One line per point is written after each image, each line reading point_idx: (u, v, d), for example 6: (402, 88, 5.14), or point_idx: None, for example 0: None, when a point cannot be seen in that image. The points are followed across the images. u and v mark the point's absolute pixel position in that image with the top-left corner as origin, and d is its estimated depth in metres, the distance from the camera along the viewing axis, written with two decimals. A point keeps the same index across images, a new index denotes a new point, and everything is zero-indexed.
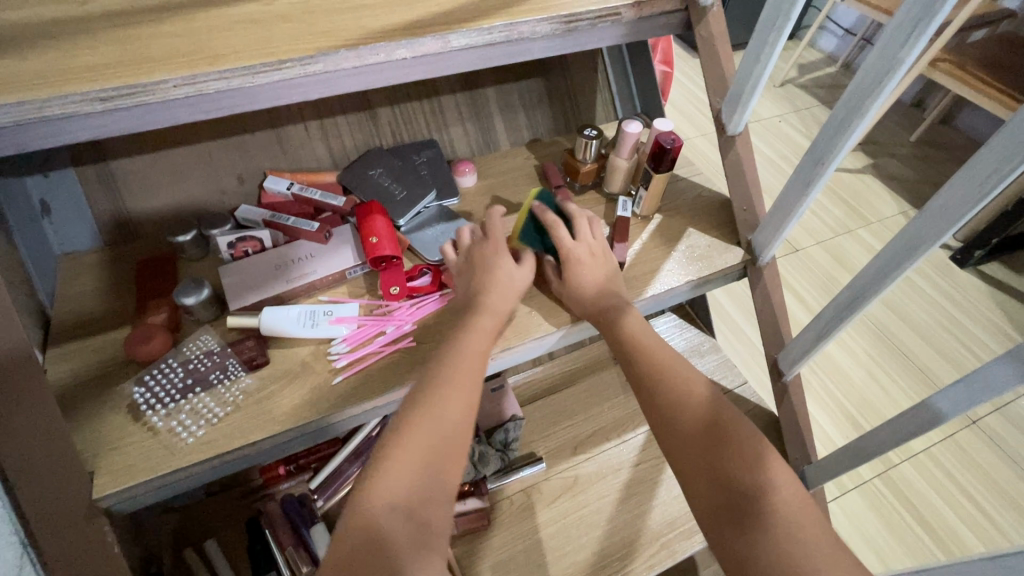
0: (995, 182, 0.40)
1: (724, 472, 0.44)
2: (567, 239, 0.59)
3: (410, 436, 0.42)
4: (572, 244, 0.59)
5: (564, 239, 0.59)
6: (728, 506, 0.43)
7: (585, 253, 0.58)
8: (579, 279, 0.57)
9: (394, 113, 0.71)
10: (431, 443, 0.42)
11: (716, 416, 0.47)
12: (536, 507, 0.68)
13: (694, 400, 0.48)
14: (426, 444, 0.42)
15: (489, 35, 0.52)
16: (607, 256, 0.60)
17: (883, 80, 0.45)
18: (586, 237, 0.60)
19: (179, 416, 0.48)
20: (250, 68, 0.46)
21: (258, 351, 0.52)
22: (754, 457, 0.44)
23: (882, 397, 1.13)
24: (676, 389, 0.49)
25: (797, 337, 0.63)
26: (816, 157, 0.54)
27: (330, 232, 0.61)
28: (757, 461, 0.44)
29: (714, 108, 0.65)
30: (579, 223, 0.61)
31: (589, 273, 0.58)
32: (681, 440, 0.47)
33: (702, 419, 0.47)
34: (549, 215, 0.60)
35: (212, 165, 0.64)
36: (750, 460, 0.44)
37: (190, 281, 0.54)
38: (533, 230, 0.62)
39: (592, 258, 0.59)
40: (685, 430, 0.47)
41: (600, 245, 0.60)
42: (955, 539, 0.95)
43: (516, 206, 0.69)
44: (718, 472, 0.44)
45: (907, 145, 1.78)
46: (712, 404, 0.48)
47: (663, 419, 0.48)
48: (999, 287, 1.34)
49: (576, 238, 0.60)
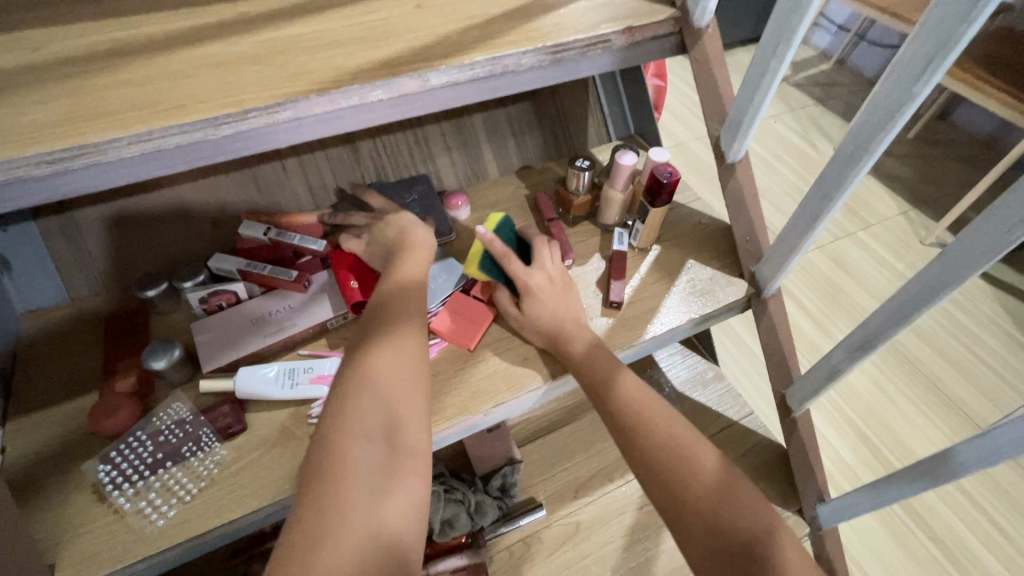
0: (1021, 231, 0.38)
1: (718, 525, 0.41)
2: (521, 269, 0.58)
3: (378, 372, 0.41)
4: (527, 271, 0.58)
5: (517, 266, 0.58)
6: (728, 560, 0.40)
7: (544, 282, 0.57)
8: (538, 308, 0.55)
9: (376, 146, 0.68)
10: (402, 380, 0.41)
11: (701, 466, 0.44)
12: (537, 557, 0.65)
13: (680, 448, 0.45)
14: (394, 377, 0.41)
15: (471, 71, 0.49)
16: (568, 283, 0.58)
17: (895, 115, 0.42)
18: (545, 263, 0.59)
19: (148, 496, 0.45)
20: (213, 120, 0.42)
21: (234, 419, 0.49)
22: (735, 503, 0.42)
23: (892, 409, 1.10)
24: (665, 437, 0.46)
25: (808, 374, 0.60)
26: (823, 193, 0.51)
27: (310, 280, 0.58)
28: (743, 511, 0.42)
29: (712, 133, 0.62)
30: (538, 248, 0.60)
31: (546, 301, 0.56)
32: (676, 491, 0.43)
33: (698, 475, 0.44)
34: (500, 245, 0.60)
35: (185, 210, 0.61)
36: (741, 514, 0.42)
37: (160, 342, 0.51)
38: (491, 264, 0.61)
39: (551, 286, 0.57)
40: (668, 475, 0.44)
41: (561, 270, 0.59)
42: (976, 562, 0.90)
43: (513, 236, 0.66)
44: (712, 525, 0.41)
45: (905, 143, 1.75)
46: (705, 455, 0.45)
47: (649, 471, 0.45)
48: (1006, 289, 1.31)
49: (535, 264, 0.59)
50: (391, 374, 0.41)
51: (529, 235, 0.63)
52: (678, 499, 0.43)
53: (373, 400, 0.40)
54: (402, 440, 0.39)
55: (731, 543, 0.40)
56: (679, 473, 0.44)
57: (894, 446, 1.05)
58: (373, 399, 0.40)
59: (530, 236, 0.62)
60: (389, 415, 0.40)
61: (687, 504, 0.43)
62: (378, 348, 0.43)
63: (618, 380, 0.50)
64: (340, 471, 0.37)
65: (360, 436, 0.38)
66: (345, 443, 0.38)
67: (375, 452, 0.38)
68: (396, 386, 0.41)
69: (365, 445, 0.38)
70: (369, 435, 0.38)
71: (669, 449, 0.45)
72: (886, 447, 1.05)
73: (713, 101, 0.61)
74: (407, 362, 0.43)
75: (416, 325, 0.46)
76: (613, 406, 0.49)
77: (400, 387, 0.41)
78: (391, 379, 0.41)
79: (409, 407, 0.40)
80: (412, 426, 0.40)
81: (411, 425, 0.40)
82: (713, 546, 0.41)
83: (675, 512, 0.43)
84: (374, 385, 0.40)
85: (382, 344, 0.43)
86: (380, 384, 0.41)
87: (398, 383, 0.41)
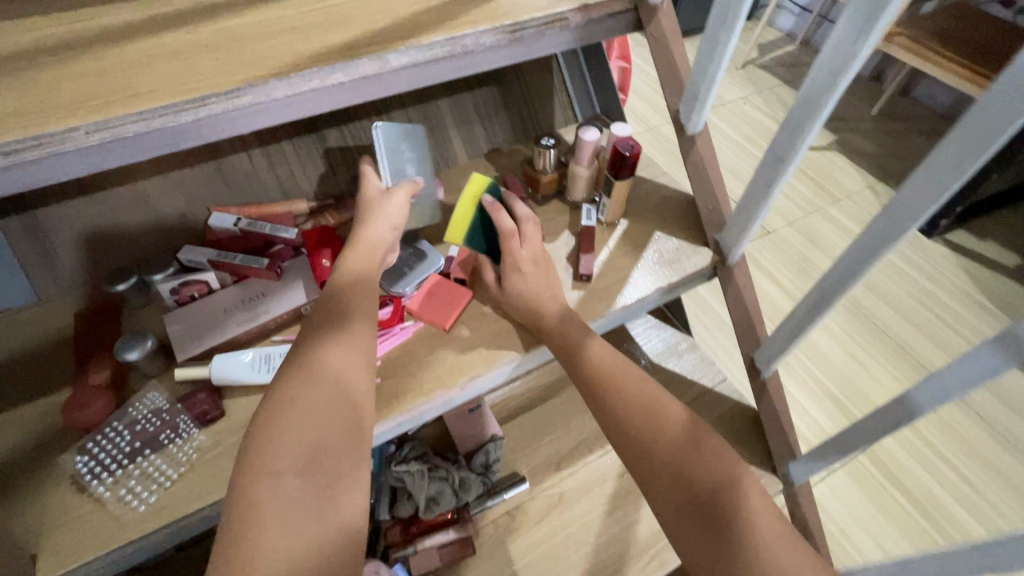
0: (955, 179, 0.40)
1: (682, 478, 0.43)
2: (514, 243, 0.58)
3: (294, 409, 0.40)
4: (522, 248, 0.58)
5: (513, 243, 0.58)
6: (695, 511, 0.41)
7: (529, 262, 0.58)
8: (523, 287, 0.56)
9: (344, 134, 0.68)
10: (321, 408, 0.40)
11: (669, 422, 0.46)
12: (522, 529, 0.66)
13: (648, 406, 0.47)
14: (306, 409, 0.40)
15: (430, 52, 0.49)
16: (550, 267, 0.59)
17: (838, 76, 0.44)
18: (533, 242, 0.59)
19: (128, 483, 0.45)
20: (173, 106, 0.42)
21: (211, 405, 0.49)
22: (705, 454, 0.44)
23: (863, 375, 1.13)
24: (634, 397, 0.48)
25: (773, 336, 0.62)
26: (776, 157, 0.53)
27: (281, 267, 0.58)
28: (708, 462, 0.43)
29: (672, 108, 0.64)
30: (524, 227, 0.60)
31: (531, 279, 0.57)
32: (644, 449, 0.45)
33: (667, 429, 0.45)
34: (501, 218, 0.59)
35: (152, 205, 0.60)
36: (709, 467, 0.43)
37: (132, 334, 0.51)
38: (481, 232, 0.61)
39: (536, 268, 0.58)
40: (634, 435, 0.46)
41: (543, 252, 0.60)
42: (943, 511, 0.96)
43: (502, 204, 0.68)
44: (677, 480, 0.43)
45: (869, 119, 1.80)
46: (673, 412, 0.47)
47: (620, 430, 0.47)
48: (968, 255, 1.36)
49: (523, 242, 0.59)
50: (314, 405, 0.40)
51: (517, 208, 0.62)
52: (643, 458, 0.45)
53: (292, 438, 0.38)
54: (324, 471, 0.38)
55: (696, 494, 0.42)
56: (648, 431, 0.46)
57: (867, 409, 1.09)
58: (290, 434, 0.38)
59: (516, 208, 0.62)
60: (309, 446, 0.38)
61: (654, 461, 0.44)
62: (291, 383, 0.41)
63: (584, 346, 0.51)
64: (254, 512, 0.35)
65: (275, 473, 0.37)
66: (259, 482, 0.36)
67: (297, 488, 0.37)
68: (316, 418, 0.40)
69: (281, 484, 0.37)
70: (286, 473, 0.37)
71: (637, 408, 0.47)
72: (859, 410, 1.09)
73: (671, 76, 0.63)
74: (332, 387, 0.41)
75: (335, 351, 0.44)
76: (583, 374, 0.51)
77: (319, 417, 0.40)
78: (310, 412, 0.40)
79: (333, 435, 0.39)
80: (342, 449, 0.39)
81: (336, 451, 0.39)
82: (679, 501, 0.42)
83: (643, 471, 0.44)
84: (292, 422, 0.39)
85: (292, 378, 0.41)
86: (299, 420, 0.39)
87: (316, 416, 0.40)
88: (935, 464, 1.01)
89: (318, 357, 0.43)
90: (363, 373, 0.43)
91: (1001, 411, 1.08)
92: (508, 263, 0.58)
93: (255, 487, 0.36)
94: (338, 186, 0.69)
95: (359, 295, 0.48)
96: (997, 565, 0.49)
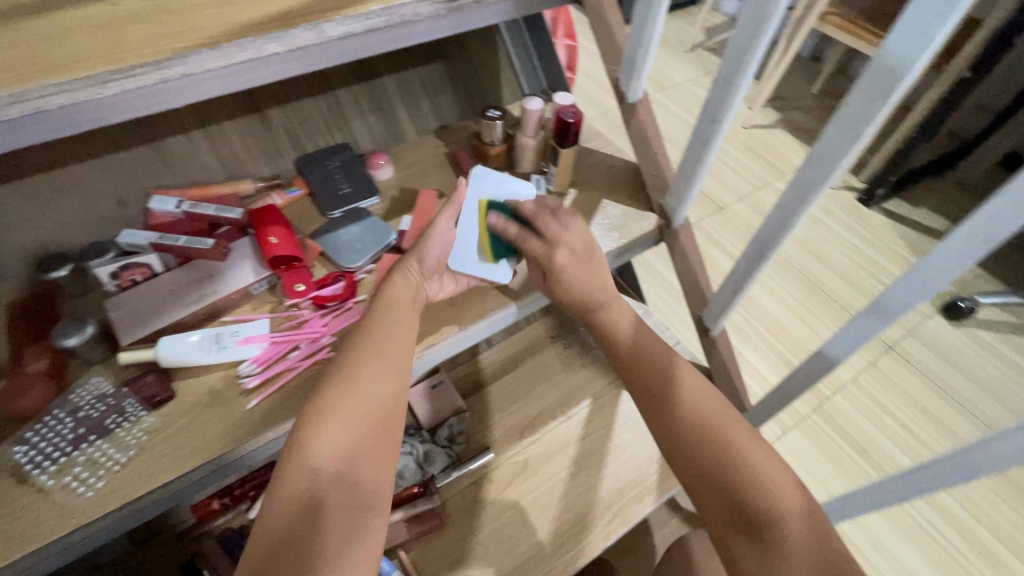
0: (865, 124, 0.42)
1: (733, 499, 0.42)
2: (540, 246, 0.54)
3: (332, 414, 0.41)
4: (544, 245, 0.54)
5: (534, 245, 0.54)
6: (723, 503, 0.42)
7: (564, 251, 0.53)
8: (564, 284, 0.52)
9: (287, 113, 0.67)
10: (356, 416, 0.42)
11: (712, 420, 0.45)
12: (489, 497, 0.68)
13: (707, 420, 0.45)
14: (346, 413, 0.42)
15: (368, 21, 0.47)
16: (591, 251, 0.54)
17: (758, 34, 0.47)
18: (555, 235, 0.54)
19: (74, 470, 0.44)
20: (96, 77, 0.39)
21: (160, 387, 0.48)
22: (768, 477, 0.42)
23: (811, 336, 1.20)
24: (696, 410, 0.45)
25: (718, 293, 0.65)
26: (710, 117, 0.55)
27: (228, 248, 0.58)
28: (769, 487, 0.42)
29: (613, 77, 0.65)
30: (542, 222, 0.55)
31: (575, 273, 0.52)
32: (698, 459, 0.44)
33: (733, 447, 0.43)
34: (513, 227, 0.56)
35: (85, 191, 0.57)
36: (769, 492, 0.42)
37: (71, 320, 0.49)
38: (503, 248, 0.58)
39: (573, 256, 0.53)
40: (669, 420, 0.46)
41: (581, 239, 0.54)
42: (886, 458, 1.03)
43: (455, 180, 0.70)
44: (727, 495, 0.42)
45: (810, 97, 1.87)
46: (735, 431, 0.44)
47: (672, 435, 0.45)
48: (902, 221, 1.44)
49: (551, 240, 0.54)
50: (356, 417, 0.42)
51: (524, 209, 0.56)
52: (695, 466, 0.44)
53: (328, 439, 0.40)
54: (356, 475, 0.40)
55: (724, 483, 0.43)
56: (709, 446, 0.44)
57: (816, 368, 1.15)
58: (327, 438, 0.40)
59: (527, 210, 0.56)
60: (345, 449, 0.41)
61: (711, 472, 0.43)
62: (334, 388, 0.43)
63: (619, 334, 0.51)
64: (287, 504, 0.38)
65: (310, 470, 0.39)
66: (294, 476, 0.39)
67: (328, 491, 0.39)
68: (352, 429, 0.41)
69: (315, 479, 0.39)
70: (319, 471, 0.39)
71: (696, 419, 0.45)
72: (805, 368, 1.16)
73: (610, 46, 0.64)
74: (370, 395, 0.43)
75: (378, 359, 0.45)
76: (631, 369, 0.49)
77: (351, 430, 0.41)
78: (346, 423, 0.41)
79: (367, 445, 0.42)
80: (370, 462, 0.41)
81: (367, 463, 0.41)
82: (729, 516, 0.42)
83: (694, 477, 0.44)
84: (329, 428, 0.41)
85: (335, 382, 0.43)
86: (333, 428, 0.41)
87: (351, 427, 0.41)
88: (878, 416, 1.08)
89: (357, 365, 0.44)
90: (394, 385, 0.44)
91: (934, 362, 1.16)
92: (542, 262, 0.54)
93: (292, 479, 0.39)
94: (285, 165, 0.69)
95: (393, 310, 0.48)
96: (923, 488, 0.53)
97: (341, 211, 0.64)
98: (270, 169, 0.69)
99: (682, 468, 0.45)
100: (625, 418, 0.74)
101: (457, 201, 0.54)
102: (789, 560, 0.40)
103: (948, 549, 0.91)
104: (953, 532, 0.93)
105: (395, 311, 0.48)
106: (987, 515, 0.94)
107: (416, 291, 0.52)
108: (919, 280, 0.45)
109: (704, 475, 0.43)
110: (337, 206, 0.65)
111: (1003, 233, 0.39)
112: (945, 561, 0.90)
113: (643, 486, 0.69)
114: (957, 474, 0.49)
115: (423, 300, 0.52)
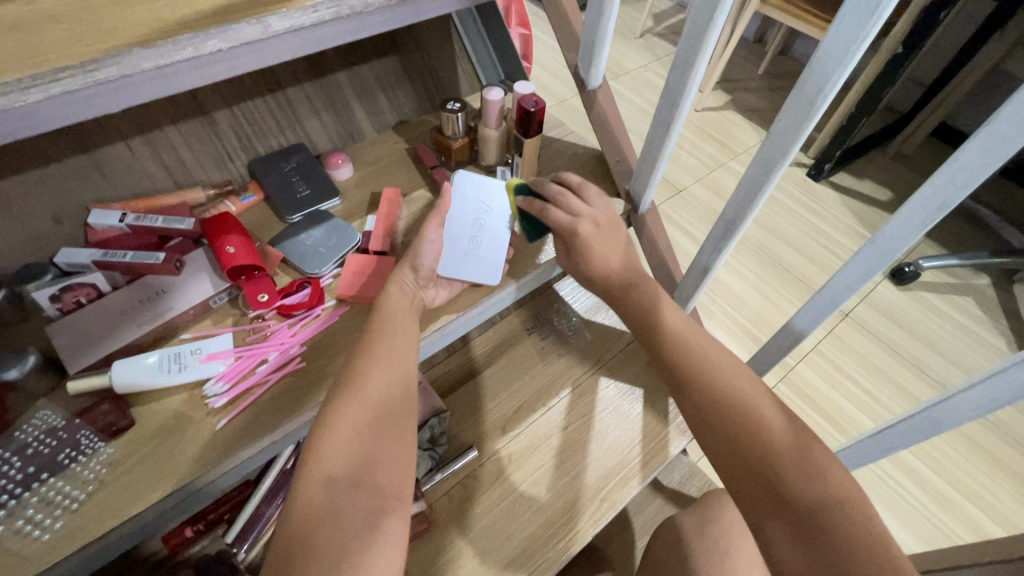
0: (822, 100, 0.43)
1: (777, 487, 0.40)
2: (564, 217, 0.55)
3: (343, 421, 0.41)
4: (569, 216, 0.55)
5: (558, 216, 0.55)
6: (711, 428, 0.44)
7: (589, 223, 0.55)
8: (587, 254, 0.55)
9: (235, 115, 0.63)
10: (370, 417, 0.42)
11: (701, 362, 0.47)
12: (475, 496, 0.67)
13: (742, 407, 0.44)
14: (356, 422, 0.41)
15: (316, 13, 0.43)
16: (614, 227, 0.57)
17: (713, 16, 0.47)
18: (577, 210, 0.55)
19: (26, 513, 0.41)
20: (15, 83, 0.35)
21: (118, 415, 0.45)
22: (811, 465, 0.40)
23: (773, 310, 1.24)
24: (735, 401, 0.44)
25: (687, 275, 0.67)
26: (671, 100, 0.55)
27: (181, 260, 0.54)
28: (813, 475, 0.40)
29: (572, 64, 0.65)
30: (565, 197, 0.56)
31: (604, 249, 0.55)
32: (745, 451, 0.42)
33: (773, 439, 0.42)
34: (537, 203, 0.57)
35: (12, 209, 0.52)
36: (813, 481, 0.39)
37: (9, 351, 0.45)
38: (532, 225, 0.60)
39: (596, 230, 0.55)
40: (674, 370, 0.48)
41: (605, 213, 0.57)
42: (850, 421, 1.08)
43: (419, 177, 0.68)
44: (769, 482, 0.40)
45: (757, 78, 1.93)
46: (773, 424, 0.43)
47: (711, 430, 0.44)
48: (849, 194, 1.51)
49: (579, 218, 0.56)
50: (367, 423, 0.42)
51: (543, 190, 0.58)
52: (737, 455, 0.42)
53: (342, 445, 0.40)
54: (374, 480, 0.40)
55: (716, 412, 0.44)
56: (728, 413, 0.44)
57: (769, 330, 1.21)
58: (339, 445, 0.40)
59: (545, 189, 0.58)
60: (359, 455, 0.40)
61: (752, 462, 0.41)
62: (342, 398, 0.42)
63: (665, 326, 0.50)
64: (303, 514, 0.38)
65: (326, 477, 0.39)
66: (310, 486, 0.39)
67: (346, 498, 0.39)
68: (365, 434, 0.41)
69: (331, 489, 0.39)
70: (335, 478, 0.39)
71: (688, 360, 0.47)
72: (764, 333, 1.20)
73: (567, 33, 0.64)
74: (381, 400, 0.43)
75: (384, 364, 0.45)
76: (667, 358, 0.49)
77: (362, 437, 0.41)
78: (358, 429, 0.41)
79: (382, 450, 0.41)
80: (384, 467, 0.41)
81: (386, 467, 0.41)
82: (768, 506, 0.40)
83: (736, 467, 0.42)
84: (337, 438, 0.40)
85: (341, 391, 0.43)
86: (343, 437, 0.41)
87: (364, 432, 0.41)
88: (842, 382, 1.13)
89: (364, 371, 0.44)
90: (401, 387, 0.44)
91: (888, 326, 1.23)
92: (565, 233, 0.55)
93: (307, 490, 0.39)
94: (237, 170, 0.66)
95: (394, 323, 0.48)
96: (891, 446, 0.56)
97: (302, 214, 0.62)
98: (220, 175, 0.65)
99: (718, 454, 0.43)
100: (605, 404, 0.75)
101: (441, 210, 0.57)
102: (784, 480, 0.40)
103: (911, 501, 0.97)
104: (916, 486, 0.98)
105: (385, 318, 0.48)
106: (943, 466, 1.00)
107: (411, 299, 0.52)
108: (880, 249, 0.47)
109: (742, 462, 0.42)
110: (296, 209, 0.62)
111: (954, 199, 0.41)
112: (909, 513, 0.95)
113: (628, 468, 0.70)
114: (920, 432, 0.52)
115: (420, 306, 0.52)
